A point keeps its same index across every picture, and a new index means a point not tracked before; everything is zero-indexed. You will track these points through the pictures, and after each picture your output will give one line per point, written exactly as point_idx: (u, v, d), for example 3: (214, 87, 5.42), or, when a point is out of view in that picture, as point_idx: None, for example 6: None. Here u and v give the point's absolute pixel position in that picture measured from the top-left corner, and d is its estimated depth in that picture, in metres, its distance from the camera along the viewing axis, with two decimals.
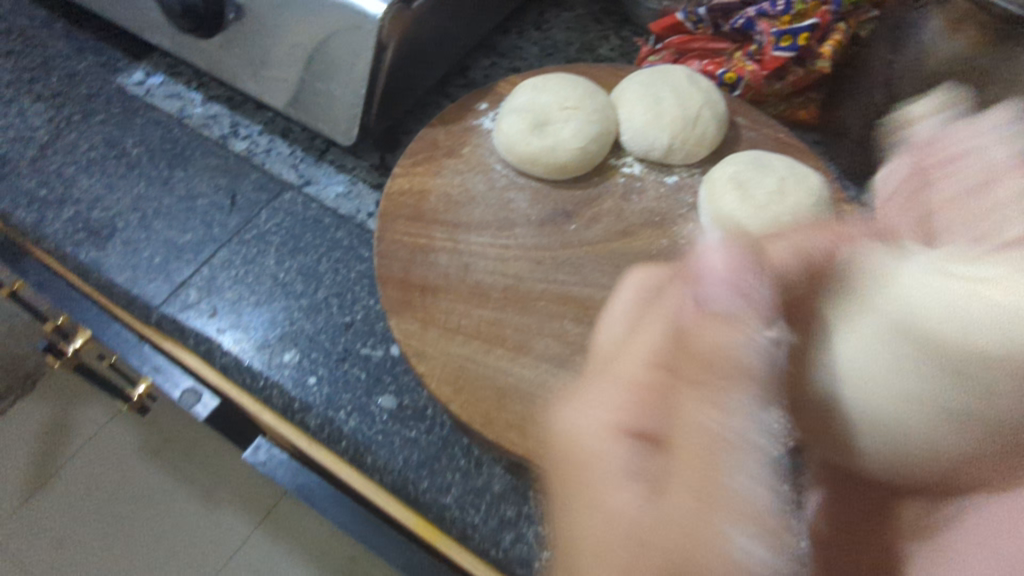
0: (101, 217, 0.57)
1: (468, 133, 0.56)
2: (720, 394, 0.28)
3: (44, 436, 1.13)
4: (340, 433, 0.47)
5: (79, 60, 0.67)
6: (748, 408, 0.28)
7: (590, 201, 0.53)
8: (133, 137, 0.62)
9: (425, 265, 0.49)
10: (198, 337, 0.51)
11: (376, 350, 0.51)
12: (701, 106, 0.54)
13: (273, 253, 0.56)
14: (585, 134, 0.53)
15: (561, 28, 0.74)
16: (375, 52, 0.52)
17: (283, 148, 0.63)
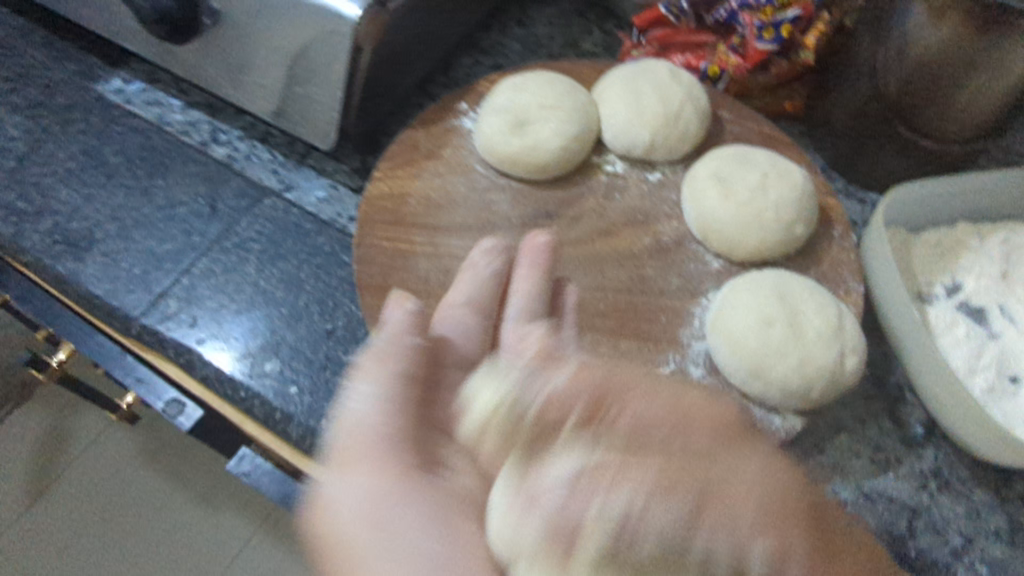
0: (80, 229, 0.56)
1: (448, 135, 0.55)
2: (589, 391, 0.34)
3: (40, 445, 1.13)
4: (323, 443, 0.47)
5: (56, 68, 0.67)
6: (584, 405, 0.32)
7: (572, 201, 0.53)
8: (112, 146, 0.62)
9: (405, 270, 0.48)
10: (178, 347, 0.50)
11: (358, 356, 0.51)
12: (682, 102, 0.53)
13: (254, 260, 0.55)
14: (565, 133, 0.52)
15: (544, 24, 0.73)
16: (350, 54, 0.51)
17: (263, 153, 0.62)
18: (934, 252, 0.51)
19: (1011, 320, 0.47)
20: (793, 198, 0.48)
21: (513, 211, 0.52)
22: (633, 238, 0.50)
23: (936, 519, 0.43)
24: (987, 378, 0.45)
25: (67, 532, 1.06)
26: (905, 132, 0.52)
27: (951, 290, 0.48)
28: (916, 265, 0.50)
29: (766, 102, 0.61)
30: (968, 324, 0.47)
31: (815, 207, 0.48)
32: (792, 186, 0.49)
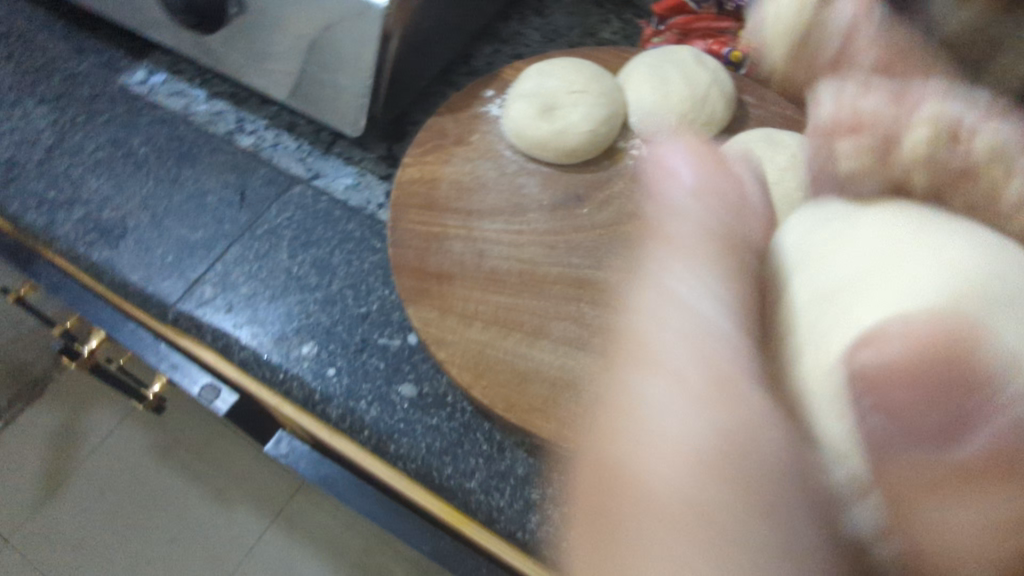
0: (112, 217, 0.57)
1: (476, 121, 0.56)
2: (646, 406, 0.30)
3: (57, 441, 1.14)
4: (362, 423, 0.47)
5: (80, 61, 0.67)
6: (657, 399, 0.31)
7: (601, 184, 0.53)
8: (139, 136, 0.62)
9: (440, 253, 0.49)
10: (215, 332, 0.51)
11: (394, 339, 0.51)
12: (709, 84, 0.54)
13: (286, 247, 0.56)
14: (595, 117, 0.53)
15: (562, 13, 0.74)
16: (381, 41, 0.51)
17: (289, 142, 0.63)
18: None
19: None
20: None
21: (543, 194, 0.53)
22: None
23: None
24: None
25: (85, 527, 1.06)
26: None
27: None
28: None
29: None
30: None
31: None
32: None
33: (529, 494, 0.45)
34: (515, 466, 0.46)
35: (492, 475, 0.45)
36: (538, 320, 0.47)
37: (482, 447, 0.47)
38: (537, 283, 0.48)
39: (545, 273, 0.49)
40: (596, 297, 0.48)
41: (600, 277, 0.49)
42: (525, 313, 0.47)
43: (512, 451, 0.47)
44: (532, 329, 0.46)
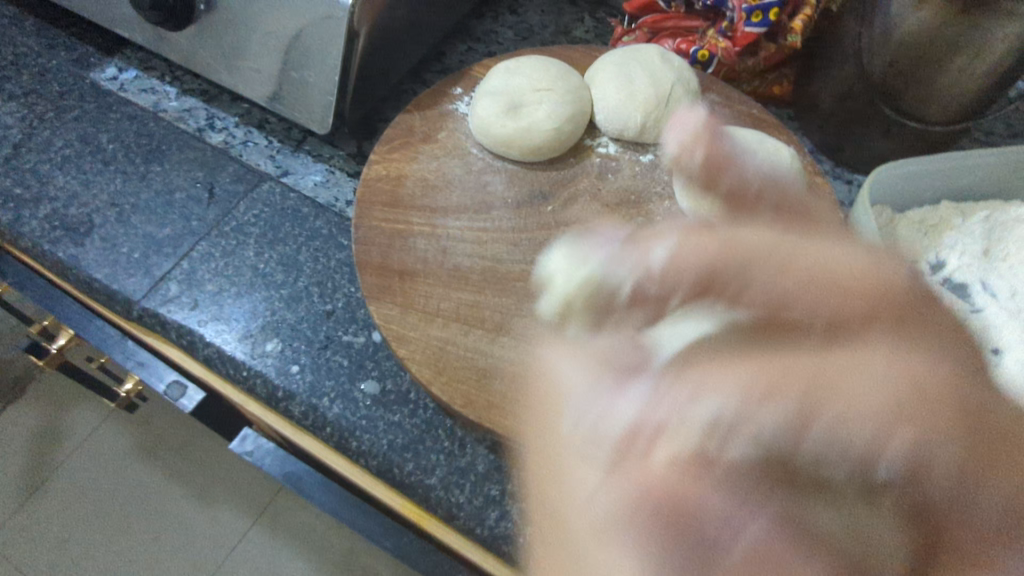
0: (78, 214, 0.57)
1: (444, 119, 0.56)
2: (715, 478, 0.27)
3: (35, 440, 1.13)
4: (325, 420, 0.47)
5: (50, 57, 0.67)
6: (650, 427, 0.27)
7: (566, 182, 0.53)
8: (108, 133, 0.62)
9: (404, 250, 0.49)
10: (180, 329, 0.51)
11: (358, 336, 0.51)
12: (673, 85, 0.55)
13: (253, 244, 0.56)
14: (561, 114, 0.53)
15: (536, 11, 0.74)
16: (346, 39, 0.51)
17: (259, 138, 0.63)
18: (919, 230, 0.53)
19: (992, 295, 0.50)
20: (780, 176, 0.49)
21: (508, 191, 0.53)
22: (626, 218, 0.52)
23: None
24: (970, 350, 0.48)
25: (64, 526, 1.06)
26: (890, 112, 0.55)
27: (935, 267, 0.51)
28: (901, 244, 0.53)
29: (755, 85, 0.64)
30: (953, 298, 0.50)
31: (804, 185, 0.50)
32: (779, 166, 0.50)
33: (489, 491, 0.45)
34: (477, 462, 0.46)
35: (453, 472, 0.46)
36: (499, 317, 0.47)
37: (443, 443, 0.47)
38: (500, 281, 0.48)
39: (508, 271, 0.49)
40: None
41: None
42: (486, 310, 0.47)
43: (474, 447, 0.47)
44: (492, 326, 0.46)
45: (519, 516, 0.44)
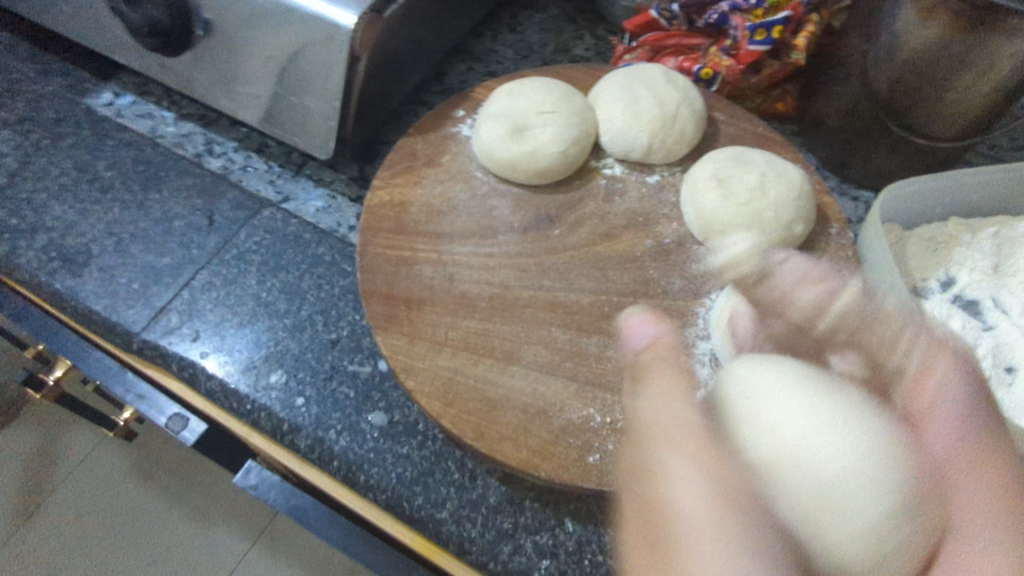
0: (76, 245, 0.56)
1: (446, 142, 0.55)
2: (693, 466, 0.27)
3: (31, 466, 1.11)
4: (331, 453, 0.46)
5: (44, 83, 0.66)
6: (688, 473, 0.27)
7: (572, 205, 0.53)
8: (105, 160, 0.61)
9: (410, 278, 0.48)
10: (181, 362, 0.50)
11: (364, 365, 0.50)
12: (678, 104, 0.53)
13: (255, 272, 0.55)
14: (565, 137, 0.52)
15: (535, 29, 0.74)
16: (348, 63, 0.51)
17: (259, 164, 0.62)
18: (928, 247, 0.53)
19: (1003, 311, 0.49)
20: (790, 196, 0.49)
21: (514, 216, 0.52)
22: (634, 241, 0.51)
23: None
24: (984, 369, 0.47)
25: (59, 551, 1.03)
26: (897, 129, 0.54)
27: (945, 284, 0.51)
28: (910, 262, 0.52)
29: (759, 102, 0.64)
30: (964, 316, 0.49)
31: (814, 205, 0.49)
32: (790, 186, 0.49)
33: (502, 523, 0.44)
34: (488, 494, 0.45)
35: (463, 504, 0.44)
36: (509, 345, 0.46)
37: (453, 476, 0.46)
38: (508, 308, 0.47)
39: (516, 297, 0.48)
40: (568, 321, 0.47)
41: (571, 300, 0.48)
42: (496, 338, 0.46)
43: (485, 478, 0.46)
44: (503, 354, 0.45)
45: (533, 549, 0.43)
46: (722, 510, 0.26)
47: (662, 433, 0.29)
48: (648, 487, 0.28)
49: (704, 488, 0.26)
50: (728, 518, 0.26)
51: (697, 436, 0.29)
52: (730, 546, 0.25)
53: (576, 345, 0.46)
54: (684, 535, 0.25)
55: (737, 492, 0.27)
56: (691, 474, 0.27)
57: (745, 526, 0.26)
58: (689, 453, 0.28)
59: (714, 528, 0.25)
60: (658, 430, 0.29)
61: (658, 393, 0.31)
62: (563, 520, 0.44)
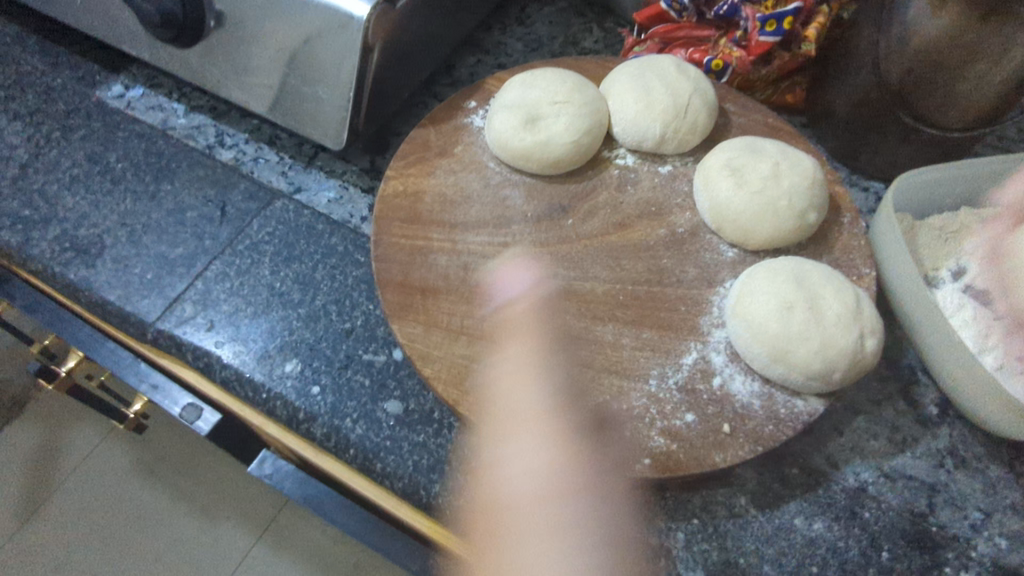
0: (89, 235, 0.56)
1: (458, 132, 0.55)
2: (562, 503, 0.39)
3: (36, 462, 1.11)
4: (348, 441, 0.47)
5: (54, 75, 0.66)
6: (568, 511, 0.39)
7: (585, 194, 0.53)
8: (117, 152, 0.61)
9: (425, 267, 0.48)
10: (196, 352, 0.50)
11: (379, 355, 0.50)
12: (690, 94, 0.53)
13: (268, 262, 0.55)
14: (577, 127, 0.52)
15: (544, 22, 0.74)
16: (360, 53, 0.51)
17: (270, 156, 0.62)
18: (939, 236, 0.53)
19: None
20: (803, 185, 0.49)
21: (528, 206, 0.52)
22: (647, 230, 0.51)
23: (939, 522, 0.44)
24: (996, 357, 0.47)
25: (65, 547, 1.04)
26: (907, 118, 0.54)
27: (957, 274, 0.51)
28: (921, 250, 0.52)
29: (769, 93, 0.65)
30: (976, 305, 0.49)
31: (827, 194, 0.49)
32: (803, 175, 0.49)
33: None
34: None
35: None
36: (525, 333, 0.46)
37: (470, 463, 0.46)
38: (523, 296, 0.48)
39: (531, 286, 0.48)
40: (583, 309, 0.48)
41: (586, 289, 0.49)
42: (511, 326, 0.46)
43: None
44: (519, 343, 0.46)
45: None
46: (535, 513, 0.39)
47: (515, 427, 0.42)
48: (493, 509, 0.40)
49: (534, 487, 0.39)
50: (568, 525, 0.39)
51: (548, 467, 0.40)
52: (574, 525, 0.39)
53: (591, 333, 0.46)
54: (510, 525, 0.39)
55: (529, 506, 0.39)
56: (525, 460, 0.40)
57: (572, 526, 0.39)
58: (530, 478, 0.40)
59: (539, 530, 0.39)
60: (502, 458, 0.41)
61: (507, 442, 0.41)
62: None
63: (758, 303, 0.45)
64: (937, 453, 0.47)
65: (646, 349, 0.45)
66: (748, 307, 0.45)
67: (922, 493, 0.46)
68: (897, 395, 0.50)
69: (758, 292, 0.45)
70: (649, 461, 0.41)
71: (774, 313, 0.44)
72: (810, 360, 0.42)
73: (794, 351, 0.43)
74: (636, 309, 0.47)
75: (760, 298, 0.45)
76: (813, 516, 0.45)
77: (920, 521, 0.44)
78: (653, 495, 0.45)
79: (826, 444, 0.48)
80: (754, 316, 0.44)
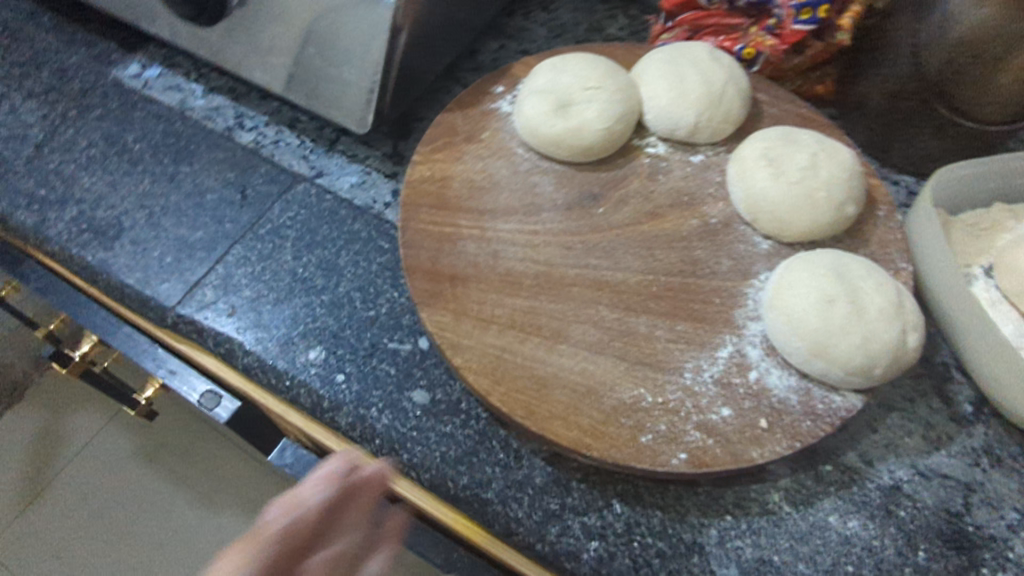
0: (106, 217, 0.55)
1: (486, 118, 0.54)
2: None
3: (39, 446, 1.10)
4: (373, 431, 0.46)
5: (69, 53, 0.65)
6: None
7: (615, 183, 0.52)
8: (134, 133, 0.60)
9: (453, 254, 0.47)
10: (217, 337, 0.49)
11: (404, 343, 0.49)
12: (725, 82, 0.52)
13: (290, 247, 0.54)
14: (610, 113, 0.51)
15: (568, 8, 0.73)
16: (389, 34, 0.49)
17: (290, 139, 0.61)
18: (972, 233, 0.52)
19: None
20: (841, 177, 0.48)
21: (558, 194, 0.51)
22: (680, 221, 0.50)
23: (975, 522, 0.44)
24: None
25: (69, 531, 1.03)
26: (946, 110, 0.56)
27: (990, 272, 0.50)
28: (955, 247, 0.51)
29: (798, 85, 0.60)
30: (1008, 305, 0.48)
31: (864, 187, 0.48)
32: (840, 168, 0.49)
33: (548, 504, 0.44)
34: (534, 474, 0.45)
35: (509, 485, 0.44)
36: (556, 323, 0.45)
37: (498, 456, 0.45)
38: (554, 286, 0.47)
39: (562, 275, 0.47)
40: (614, 300, 0.47)
41: (616, 279, 0.48)
42: (542, 316, 0.45)
43: (530, 459, 0.45)
44: (550, 333, 0.45)
45: (580, 530, 0.43)
46: None
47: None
48: None
49: None
50: None
51: None
52: None
53: (624, 324, 0.45)
54: None
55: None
56: None
57: None
58: None
59: None
60: None
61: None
62: (611, 501, 0.44)
63: (797, 298, 0.44)
64: (973, 451, 0.47)
65: (680, 342, 0.45)
66: (789, 301, 0.44)
67: (958, 492, 0.45)
68: (932, 393, 0.49)
69: (799, 284, 0.44)
70: (685, 455, 0.40)
71: (813, 307, 0.43)
72: (851, 356, 0.41)
73: (837, 342, 0.42)
74: (669, 301, 0.46)
75: (801, 292, 0.44)
76: (847, 514, 0.44)
77: (956, 521, 0.44)
78: (684, 490, 0.44)
79: (860, 441, 0.47)
80: (792, 309, 0.43)
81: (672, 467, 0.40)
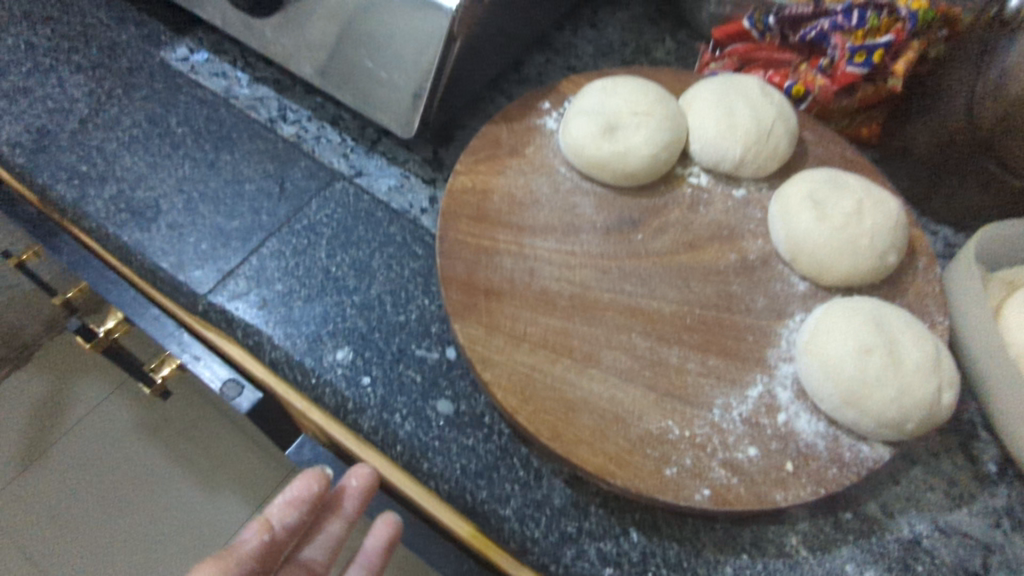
0: (145, 198, 0.55)
1: (531, 133, 0.54)
2: None
3: (42, 410, 1.10)
4: (395, 437, 0.46)
5: (120, 30, 0.65)
6: None
7: (656, 210, 0.52)
8: (178, 116, 0.60)
9: (490, 268, 0.47)
10: (247, 329, 0.49)
11: (432, 352, 0.49)
12: (774, 119, 0.52)
13: (325, 244, 0.54)
14: (657, 141, 0.51)
15: (616, 28, 0.73)
16: (443, 42, 0.49)
17: (332, 135, 0.61)
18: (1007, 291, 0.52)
19: None
20: (885, 226, 0.48)
21: (598, 216, 0.51)
22: (718, 254, 0.50)
23: None
24: None
25: (64, 498, 1.03)
26: (993, 166, 0.53)
27: None
28: None
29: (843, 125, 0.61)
30: None
31: (907, 238, 0.48)
32: (885, 216, 0.48)
33: (565, 527, 0.43)
34: (553, 496, 0.44)
35: (528, 504, 0.44)
36: (588, 347, 0.45)
37: (518, 473, 0.45)
38: (588, 308, 0.47)
39: (596, 299, 0.47)
40: (647, 329, 0.46)
41: (650, 307, 0.47)
42: (574, 338, 0.45)
43: (550, 479, 0.45)
44: (582, 356, 0.44)
45: (595, 556, 0.43)
46: None
47: None
48: None
49: None
50: None
51: None
52: None
53: (656, 354, 0.45)
54: None
55: None
56: None
57: None
58: None
59: None
60: None
61: None
62: (628, 530, 0.44)
63: (835, 343, 0.43)
64: (994, 512, 0.46)
65: (710, 377, 0.44)
66: (825, 343, 0.44)
67: (977, 552, 0.45)
68: (959, 449, 0.49)
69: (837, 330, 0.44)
70: (709, 492, 0.40)
71: (851, 354, 0.43)
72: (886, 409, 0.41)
73: (873, 393, 0.41)
74: (702, 334, 0.46)
75: (840, 337, 0.44)
76: (864, 564, 0.44)
77: None
78: (702, 525, 0.44)
79: (882, 492, 0.46)
80: (829, 353, 0.43)
81: (696, 503, 0.40)
